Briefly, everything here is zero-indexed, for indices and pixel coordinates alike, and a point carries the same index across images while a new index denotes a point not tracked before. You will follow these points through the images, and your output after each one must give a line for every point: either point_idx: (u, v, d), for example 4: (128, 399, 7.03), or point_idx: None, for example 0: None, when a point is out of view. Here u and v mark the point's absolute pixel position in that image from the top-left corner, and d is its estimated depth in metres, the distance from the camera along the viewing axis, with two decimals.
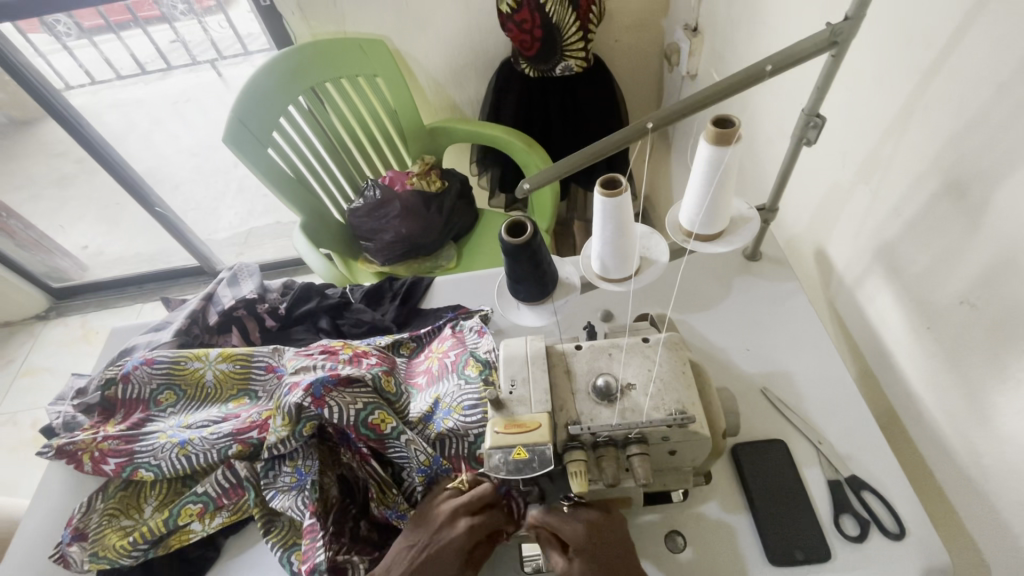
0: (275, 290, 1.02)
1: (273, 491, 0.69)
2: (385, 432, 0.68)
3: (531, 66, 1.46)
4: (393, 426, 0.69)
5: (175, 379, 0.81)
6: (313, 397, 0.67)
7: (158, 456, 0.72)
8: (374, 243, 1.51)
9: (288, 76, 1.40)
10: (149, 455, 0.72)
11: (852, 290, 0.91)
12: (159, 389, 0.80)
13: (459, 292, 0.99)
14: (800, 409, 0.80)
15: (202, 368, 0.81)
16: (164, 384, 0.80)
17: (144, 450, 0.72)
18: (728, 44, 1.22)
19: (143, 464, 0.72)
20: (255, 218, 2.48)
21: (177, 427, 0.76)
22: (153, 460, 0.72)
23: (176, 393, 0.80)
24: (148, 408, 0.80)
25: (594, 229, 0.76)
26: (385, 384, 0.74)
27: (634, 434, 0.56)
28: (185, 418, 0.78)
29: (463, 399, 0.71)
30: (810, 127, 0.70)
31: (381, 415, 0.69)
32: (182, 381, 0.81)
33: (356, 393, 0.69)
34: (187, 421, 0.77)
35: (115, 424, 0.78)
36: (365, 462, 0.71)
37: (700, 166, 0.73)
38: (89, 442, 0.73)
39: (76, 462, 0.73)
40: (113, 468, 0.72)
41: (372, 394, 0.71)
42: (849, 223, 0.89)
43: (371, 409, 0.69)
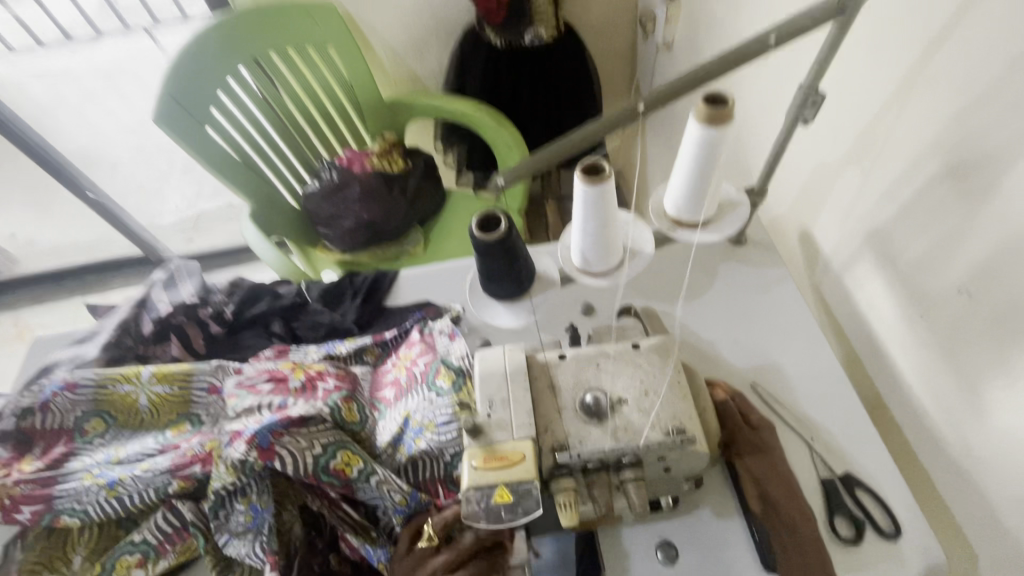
0: (219, 292, 0.91)
1: (226, 535, 0.62)
2: (350, 476, 0.61)
3: (498, 36, 1.37)
4: (359, 469, 0.61)
5: (104, 406, 0.71)
6: (258, 450, 0.60)
7: (82, 500, 0.62)
8: (332, 231, 1.40)
9: (225, 46, 1.25)
10: (71, 499, 0.63)
11: (839, 275, 0.87)
12: (85, 417, 0.71)
13: (427, 287, 0.91)
14: (790, 404, 0.76)
15: (133, 392, 0.71)
16: (91, 412, 0.71)
17: (64, 494, 0.63)
18: (708, 11, 1.14)
19: (66, 511, 0.62)
20: (203, 200, 2.32)
21: (105, 464, 0.66)
22: (76, 505, 0.62)
23: (105, 421, 0.71)
24: (73, 439, 0.70)
25: (575, 220, 0.69)
26: (346, 414, 0.66)
27: (628, 457, 0.51)
28: (116, 451, 0.69)
29: (437, 416, 0.64)
30: (807, 105, 0.63)
31: (345, 458, 0.61)
32: (111, 408, 0.71)
33: (313, 436, 0.62)
34: (118, 456, 0.67)
35: (32, 462, 0.68)
36: (334, 503, 0.64)
37: (690, 149, 0.66)
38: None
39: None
40: (28, 517, 0.62)
41: (332, 432, 0.63)
42: (838, 206, 0.84)
43: (333, 453, 0.61)
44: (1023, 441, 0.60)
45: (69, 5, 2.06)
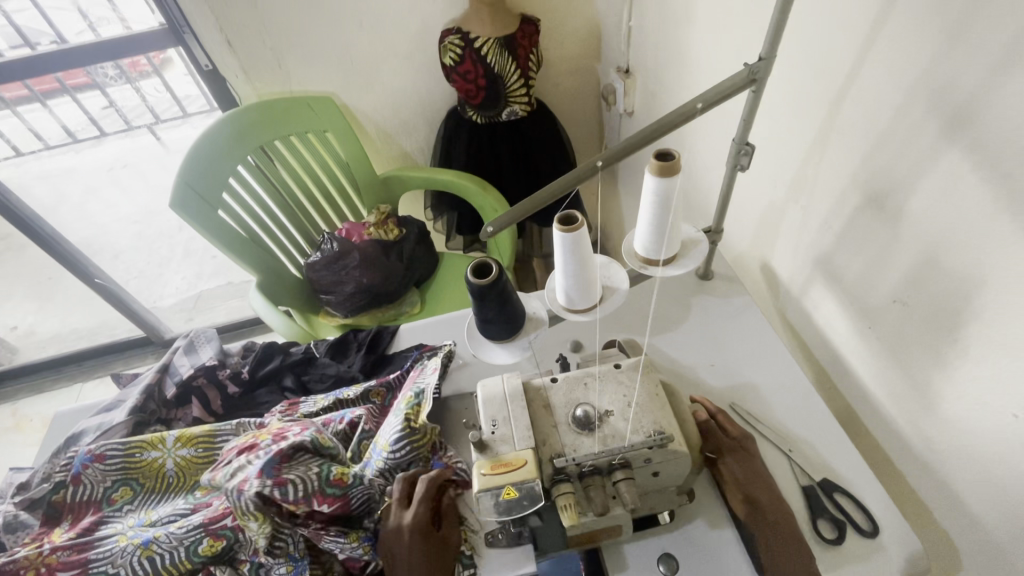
0: (235, 353, 0.99)
1: None
2: (348, 484, 0.70)
3: (478, 114, 1.53)
4: (353, 475, 0.71)
5: (132, 473, 0.76)
6: (272, 481, 0.66)
7: (117, 562, 0.67)
8: (335, 296, 1.50)
9: (235, 137, 1.39)
10: (106, 562, 0.67)
11: (798, 298, 0.97)
12: (114, 486, 0.75)
13: (426, 335, 0.99)
14: (766, 418, 0.83)
15: (160, 458, 0.78)
16: (119, 480, 0.76)
17: (100, 557, 0.67)
18: (659, 83, 1.32)
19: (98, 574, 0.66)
20: (203, 280, 2.38)
21: (138, 526, 0.71)
22: (110, 568, 0.67)
23: (133, 489, 0.76)
24: (101, 508, 0.74)
25: (557, 264, 0.80)
26: (322, 442, 0.73)
27: (617, 459, 0.57)
28: (146, 514, 0.74)
29: (392, 435, 0.72)
30: (742, 154, 0.76)
31: (340, 470, 0.71)
32: (139, 474, 0.77)
33: (305, 462, 0.70)
34: (150, 517, 0.72)
35: (62, 533, 0.72)
36: (322, 530, 0.69)
37: (649, 198, 0.78)
38: (33, 556, 0.67)
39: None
40: None
41: (318, 458, 0.71)
42: (787, 238, 0.96)
43: (330, 467, 0.70)
44: (967, 426, 0.68)
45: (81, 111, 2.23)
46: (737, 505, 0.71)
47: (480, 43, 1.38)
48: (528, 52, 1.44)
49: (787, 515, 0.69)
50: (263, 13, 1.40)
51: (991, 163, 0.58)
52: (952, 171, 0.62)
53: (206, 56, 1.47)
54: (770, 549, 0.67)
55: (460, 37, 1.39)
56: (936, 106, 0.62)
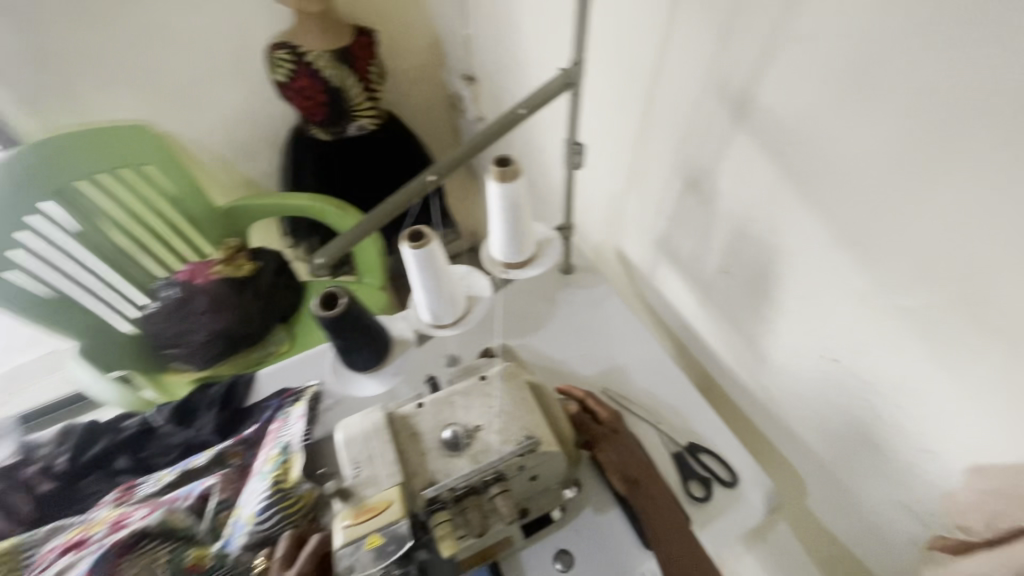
0: (47, 442, 0.85)
1: None
2: (207, 567, 0.64)
3: (324, 130, 1.45)
4: (213, 558, 0.64)
5: None
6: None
7: None
8: (183, 348, 1.32)
9: (19, 183, 1.21)
10: None
11: (651, 279, 1.05)
12: None
13: (287, 379, 0.89)
14: (636, 397, 0.89)
15: None
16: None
17: None
18: (503, 88, 1.35)
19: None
20: (14, 354, 1.97)
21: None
22: None
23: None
24: None
25: (414, 283, 0.77)
26: (175, 522, 0.66)
27: (491, 474, 0.56)
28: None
29: (256, 507, 0.64)
30: (575, 154, 0.79)
31: (197, 553, 0.65)
32: None
33: (149, 552, 0.64)
34: None
35: None
36: None
37: (496, 204, 0.79)
38: None
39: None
40: None
41: (168, 544, 0.65)
42: (633, 225, 1.03)
43: (182, 554, 0.65)
44: (791, 371, 0.79)
45: None
46: (619, 485, 0.74)
47: (312, 57, 1.30)
48: (367, 64, 1.38)
49: (660, 483, 0.73)
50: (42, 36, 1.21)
51: (768, 143, 0.66)
52: (742, 153, 0.71)
53: None
54: (651, 519, 0.70)
55: (289, 51, 1.29)
56: (722, 97, 0.70)
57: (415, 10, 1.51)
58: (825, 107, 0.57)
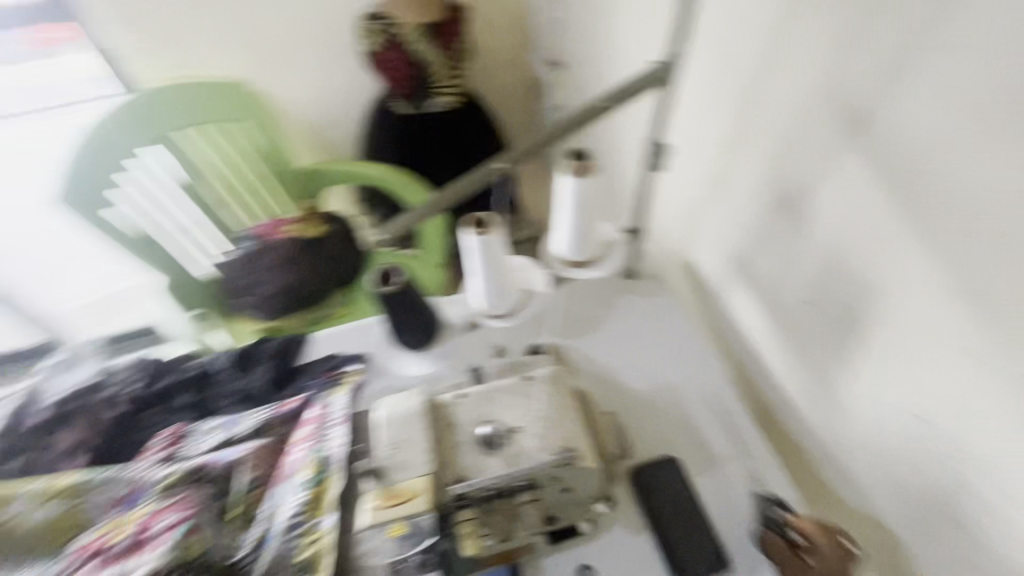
0: (123, 369, 0.90)
1: None
2: None
3: (406, 105, 1.48)
4: None
5: None
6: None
7: None
8: (251, 299, 1.38)
9: (132, 127, 1.37)
10: None
11: (720, 297, 0.98)
12: None
13: (340, 344, 0.91)
14: (687, 420, 0.83)
15: (22, 512, 0.68)
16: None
17: None
18: (589, 77, 1.30)
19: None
20: None
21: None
22: None
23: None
24: None
25: (469, 269, 0.77)
26: (195, 548, 0.59)
27: (523, 480, 0.54)
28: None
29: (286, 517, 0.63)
30: (658, 154, 0.74)
31: None
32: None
33: None
34: None
35: None
36: None
37: (564, 199, 0.76)
38: None
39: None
40: None
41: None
42: (708, 238, 0.97)
43: None
44: (871, 422, 0.71)
45: None
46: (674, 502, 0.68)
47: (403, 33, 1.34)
48: (452, 40, 1.40)
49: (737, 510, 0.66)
50: None
51: (883, 167, 0.59)
52: (849, 174, 0.64)
53: None
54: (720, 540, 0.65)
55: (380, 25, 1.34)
56: (836, 109, 0.63)
57: None
58: (960, 136, 0.50)
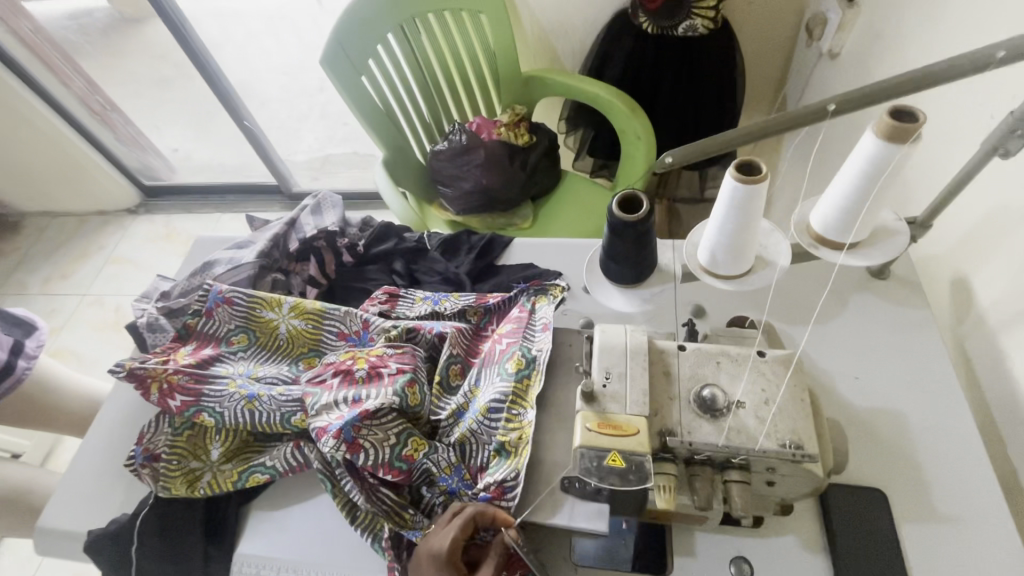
0: (355, 225, 1.01)
1: (274, 470, 0.71)
2: (416, 460, 0.66)
3: (650, 23, 1.31)
4: (425, 455, 0.66)
5: (251, 326, 0.81)
6: (346, 443, 0.64)
7: (224, 405, 0.72)
8: (452, 191, 1.46)
9: (392, 1, 1.35)
10: (215, 401, 0.72)
11: (994, 332, 0.79)
12: (235, 330, 0.81)
13: (541, 256, 0.93)
14: (907, 458, 0.70)
15: (276, 320, 0.81)
16: (240, 327, 0.81)
17: (212, 395, 0.72)
18: (893, 21, 1.04)
19: (208, 409, 0.72)
20: (333, 145, 2.51)
21: (246, 376, 0.76)
22: (217, 407, 0.72)
23: (249, 338, 0.80)
24: (219, 346, 0.80)
25: (713, 217, 0.68)
26: (410, 399, 0.68)
27: (738, 459, 0.50)
28: (254, 367, 0.78)
29: (490, 399, 0.66)
30: (1014, 136, 0.57)
31: (414, 444, 0.66)
32: (257, 329, 0.81)
33: (385, 427, 0.66)
34: (257, 373, 0.76)
35: (185, 354, 0.78)
36: (372, 485, 0.67)
37: (858, 164, 0.63)
38: (159, 371, 0.73)
39: (144, 390, 0.73)
40: (178, 405, 0.72)
41: (399, 421, 0.67)
42: (1011, 256, 0.76)
43: (404, 441, 0.66)
44: None
45: None
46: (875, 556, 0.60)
47: None
48: None
49: None
50: None
51: None
52: None
53: None
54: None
55: None
56: None
57: None
58: None
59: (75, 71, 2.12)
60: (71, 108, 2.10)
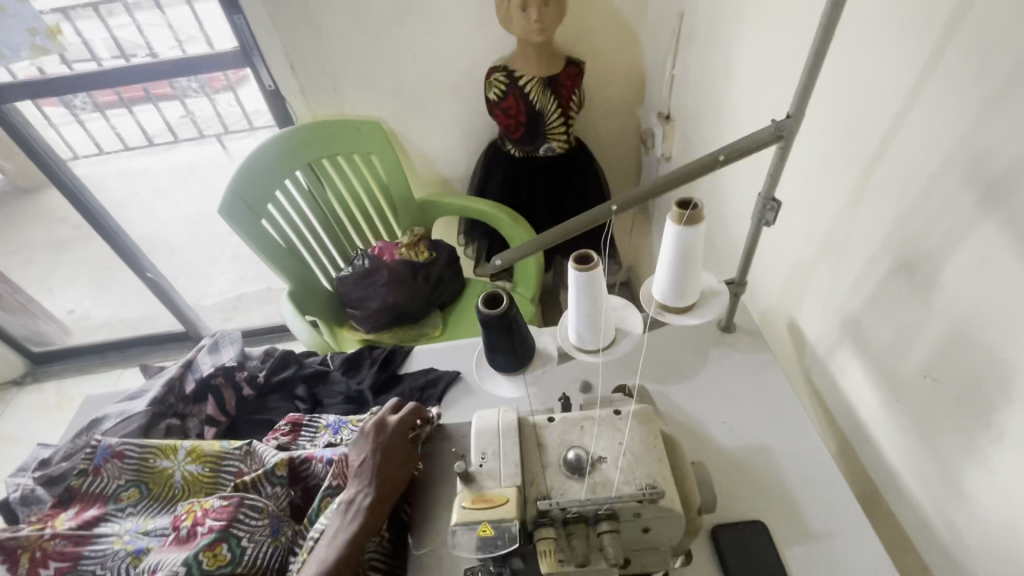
0: (255, 357, 1.03)
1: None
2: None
3: (517, 147, 1.57)
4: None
5: (143, 477, 0.78)
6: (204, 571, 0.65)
7: (106, 564, 0.70)
8: (360, 311, 1.53)
9: (288, 154, 1.51)
10: (96, 562, 0.70)
11: (825, 361, 0.93)
12: (125, 486, 0.78)
13: (438, 359, 0.99)
14: (779, 486, 0.79)
15: (169, 468, 0.79)
16: (131, 481, 0.78)
17: (92, 556, 0.71)
18: (699, 131, 1.32)
19: (86, 573, 0.70)
20: (246, 283, 2.52)
21: (134, 532, 0.74)
22: (98, 569, 0.70)
23: (140, 491, 0.78)
24: (106, 504, 0.76)
25: (568, 303, 0.80)
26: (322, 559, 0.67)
27: (605, 510, 0.55)
28: (145, 521, 0.75)
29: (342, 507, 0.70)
30: (768, 209, 0.75)
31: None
32: (150, 480, 0.78)
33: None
34: (146, 526, 0.74)
35: (66, 519, 0.75)
36: None
37: (668, 245, 0.78)
38: (32, 540, 0.71)
39: (12, 562, 0.70)
40: (51, 574, 0.70)
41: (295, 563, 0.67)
42: (816, 298, 0.93)
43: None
44: (1001, 520, 0.63)
45: (158, 116, 2.11)
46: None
47: (524, 82, 1.43)
48: (570, 93, 1.48)
49: None
50: (326, 45, 1.50)
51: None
52: (982, 244, 0.61)
53: (270, 77, 1.55)
54: None
55: (505, 74, 1.44)
56: (974, 178, 0.60)
57: (629, 47, 1.57)
58: None
59: None
60: None
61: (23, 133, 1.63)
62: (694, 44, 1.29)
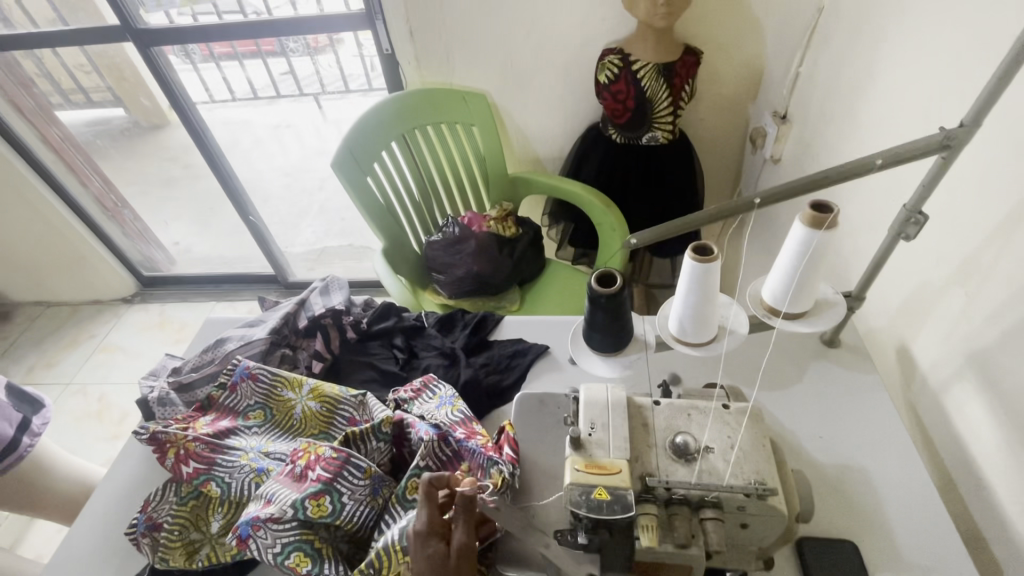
0: (359, 305, 1.10)
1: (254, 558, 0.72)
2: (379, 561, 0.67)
3: (619, 133, 1.55)
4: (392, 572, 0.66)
5: (270, 404, 0.86)
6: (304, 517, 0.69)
7: (233, 475, 0.76)
8: (445, 276, 1.58)
9: (397, 116, 1.57)
10: (225, 471, 0.77)
11: (937, 393, 0.88)
12: (253, 406, 0.86)
13: (530, 330, 1.02)
14: (874, 510, 0.76)
15: (293, 400, 0.86)
16: (259, 403, 0.86)
17: (224, 464, 0.77)
18: (820, 135, 1.25)
19: (217, 478, 0.77)
20: (330, 238, 2.67)
21: (258, 451, 0.80)
22: (227, 477, 0.77)
23: (265, 415, 0.86)
24: (236, 419, 0.85)
25: (677, 291, 0.79)
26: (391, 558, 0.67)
27: (711, 497, 0.56)
28: (266, 443, 0.82)
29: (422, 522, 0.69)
30: (911, 223, 0.71)
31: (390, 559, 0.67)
32: (275, 407, 0.86)
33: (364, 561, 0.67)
34: (268, 448, 0.81)
35: (204, 424, 0.83)
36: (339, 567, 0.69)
37: (792, 247, 0.75)
38: (178, 438, 0.78)
39: (161, 454, 0.78)
40: (189, 471, 0.77)
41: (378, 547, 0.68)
42: (938, 325, 0.87)
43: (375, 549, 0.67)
44: None
45: (264, 72, 2.24)
46: None
47: (639, 67, 1.40)
48: (683, 83, 1.45)
49: None
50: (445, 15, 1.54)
51: None
52: None
53: (388, 41, 1.61)
54: None
55: (620, 57, 1.42)
56: None
57: (751, 40, 1.50)
58: None
59: (97, 174, 2.26)
60: (86, 208, 2.23)
61: (163, 74, 1.78)
62: (830, 42, 1.22)
